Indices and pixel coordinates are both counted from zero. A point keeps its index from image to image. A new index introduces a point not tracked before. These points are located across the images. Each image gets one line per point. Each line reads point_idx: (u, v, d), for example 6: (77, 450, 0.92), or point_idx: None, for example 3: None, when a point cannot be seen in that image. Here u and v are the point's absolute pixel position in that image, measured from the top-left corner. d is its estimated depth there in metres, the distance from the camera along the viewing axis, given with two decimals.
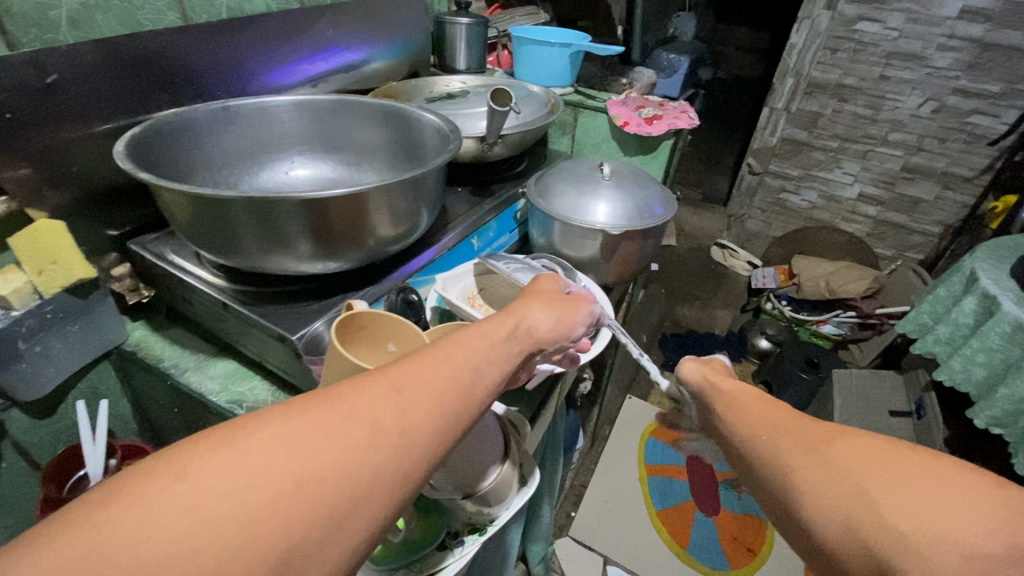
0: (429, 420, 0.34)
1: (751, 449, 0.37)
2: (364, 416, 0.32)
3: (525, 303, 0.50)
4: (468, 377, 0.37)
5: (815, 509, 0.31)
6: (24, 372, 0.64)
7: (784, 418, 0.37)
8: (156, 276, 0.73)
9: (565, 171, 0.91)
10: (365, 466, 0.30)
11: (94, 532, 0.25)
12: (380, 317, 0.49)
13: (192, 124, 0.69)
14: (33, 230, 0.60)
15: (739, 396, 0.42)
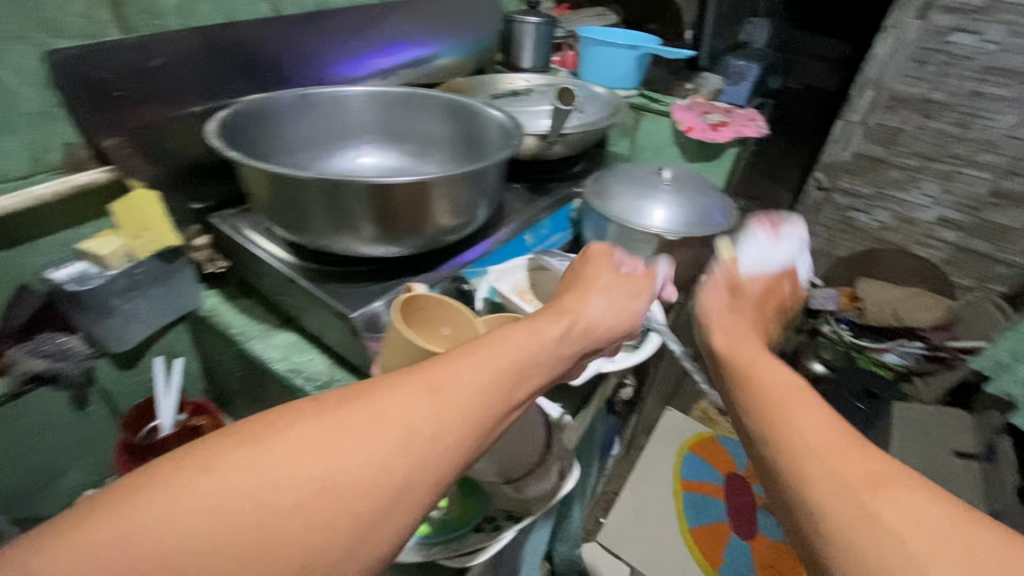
0: (458, 429, 0.35)
1: (777, 438, 0.38)
2: (395, 419, 0.34)
3: (579, 296, 0.52)
4: (502, 383, 0.38)
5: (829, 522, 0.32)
6: (114, 325, 0.70)
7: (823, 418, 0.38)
8: (230, 250, 0.78)
9: (623, 174, 0.91)
10: (391, 472, 0.32)
11: (123, 518, 0.27)
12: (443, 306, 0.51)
13: (275, 108, 0.73)
14: (133, 198, 0.68)
15: (773, 380, 0.42)
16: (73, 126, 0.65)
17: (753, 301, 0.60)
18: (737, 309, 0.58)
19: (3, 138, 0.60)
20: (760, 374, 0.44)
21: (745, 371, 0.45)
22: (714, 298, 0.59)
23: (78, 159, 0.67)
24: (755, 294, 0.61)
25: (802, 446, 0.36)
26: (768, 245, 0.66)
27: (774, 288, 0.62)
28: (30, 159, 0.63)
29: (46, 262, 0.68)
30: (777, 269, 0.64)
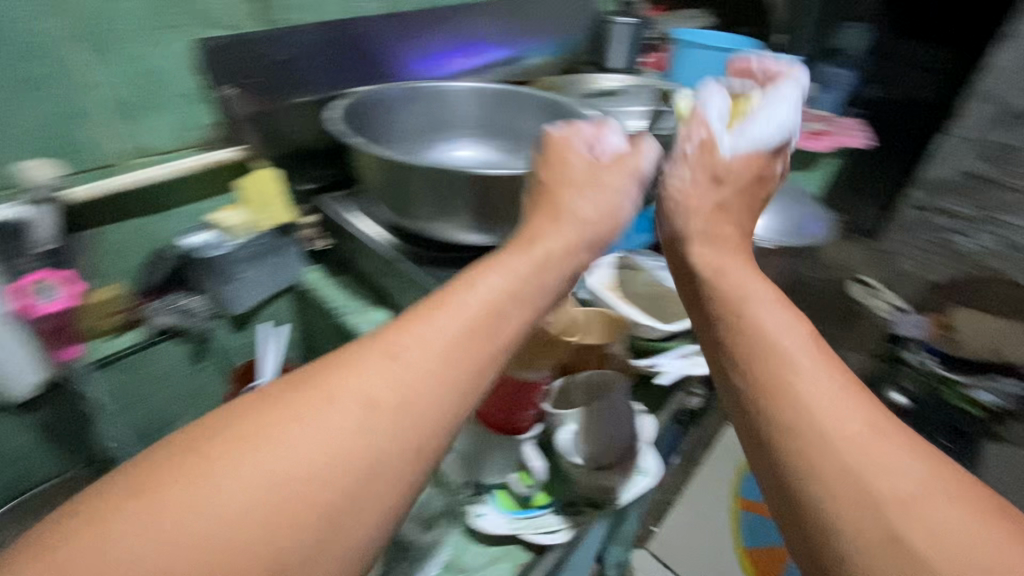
0: (415, 403, 0.37)
1: (789, 417, 0.38)
2: (350, 402, 0.35)
3: (556, 231, 0.55)
4: (457, 354, 0.40)
5: (859, 529, 0.33)
6: (235, 290, 0.76)
7: (852, 401, 0.38)
8: (334, 230, 0.84)
9: None
10: (350, 452, 0.34)
11: (59, 550, 0.28)
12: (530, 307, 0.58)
13: (384, 101, 0.78)
14: (255, 176, 0.74)
15: (792, 351, 0.42)
16: (212, 108, 0.72)
17: (735, 187, 0.61)
18: (712, 195, 0.60)
19: (158, 117, 0.68)
20: (765, 341, 0.43)
21: (750, 338, 0.44)
22: (696, 196, 0.60)
23: (214, 138, 0.74)
24: (733, 174, 0.61)
25: (820, 430, 0.37)
26: (758, 120, 0.62)
27: (755, 163, 0.61)
28: (176, 136, 0.71)
29: (183, 227, 0.76)
30: (767, 143, 0.61)
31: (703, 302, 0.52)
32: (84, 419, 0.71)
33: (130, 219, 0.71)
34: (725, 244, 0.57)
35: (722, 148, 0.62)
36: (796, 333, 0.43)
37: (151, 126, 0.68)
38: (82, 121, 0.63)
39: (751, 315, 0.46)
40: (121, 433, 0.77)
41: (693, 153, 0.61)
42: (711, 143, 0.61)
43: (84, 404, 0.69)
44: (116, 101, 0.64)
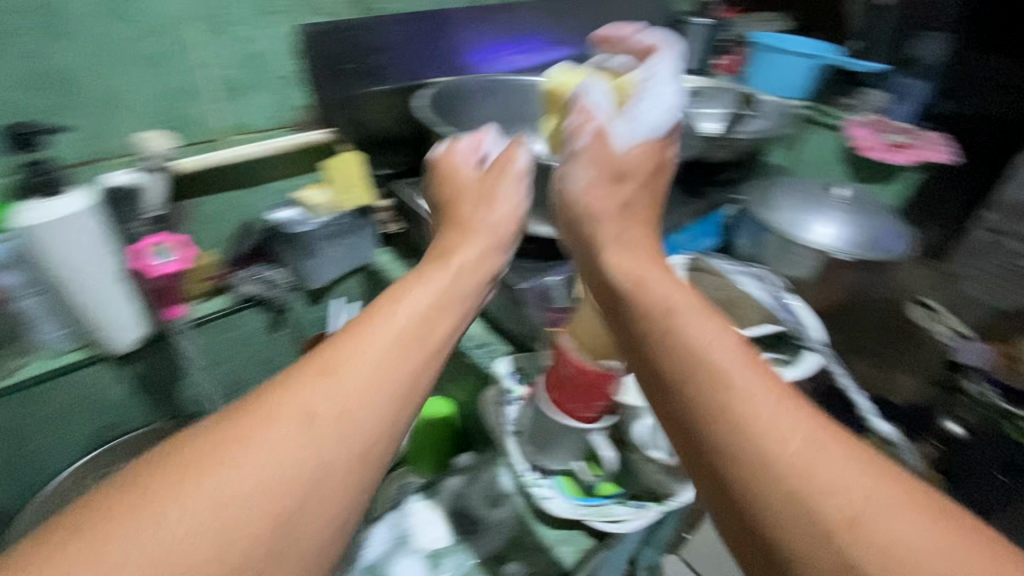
0: (367, 404, 0.37)
1: (713, 423, 0.34)
2: (299, 409, 0.35)
3: (473, 246, 0.57)
4: (404, 354, 0.41)
5: (785, 530, 0.30)
6: (313, 265, 0.80)
7: (765, 389, 0.34)
8: (406, 214, 0.87)
9: (789, 188, 0.89)
10: (300, 458, 0.34)
11: None
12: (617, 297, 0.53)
13: (462, 90, 0.83)
14: (340, 158, 0.78)
15: (725, 364, 0.36)
16: (306, 90, 0.76)
17: (636, 183, 0.59)
18: (615, 195, 0.57)
19: (259, 96, 0.72)
20: (689, 343, 0.38)
21: (664, 340, 0.39)
22: (595, 196, 0.57)
23: (305, 119, 0.78)
24: (625, 164, 0.58)
25: (750, 436, 0.32)
26: (645, 99, 0.60)
27: (648, 147, 0.59)
28: (273, 114, 0.75)
29: (270, 205, 0.80)
30: (637, 116, 0.59)
31: (620, 314, 0.45)
32: (172, 374, 0.75)
33: (224, 192, 0.75)
34: (633, 245, 0.53)
35: (617, 137, 0.60)
36: (726, 341, 0.37)
37: (252, 103, 0.72)
38: (193, 96, 0.67)
39: (677, 325, 0.39)
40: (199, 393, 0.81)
41: (585, 143, 0.59)
42: (602, 130, 0.59)
43: (176, 359, 0.74)
44: (224, 79, 0.68)
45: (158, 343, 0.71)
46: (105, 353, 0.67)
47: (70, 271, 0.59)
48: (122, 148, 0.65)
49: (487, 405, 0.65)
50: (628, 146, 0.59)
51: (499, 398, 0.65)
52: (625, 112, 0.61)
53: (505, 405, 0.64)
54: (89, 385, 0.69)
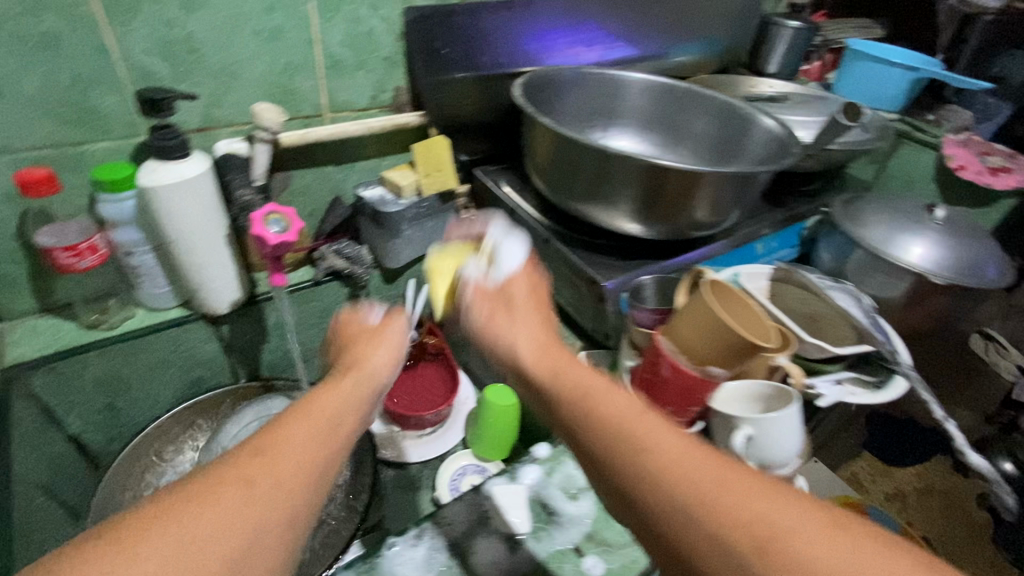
0: (302, 464, 0.36)
1: (631, 489, 0.35)
2: (233, 477, 0.34)
3: (386, 345, 0.49)
4: (333, 418, 0.40)
5: (700, 564, 0.32)
6: (395, 245, 0.82)
7: (671, 440, 0.35)
8: (486, 200, 0.87)
9: (883, 203, 0.85)
10: (236, 521, 0.32)
11: None
12: (732, 298, 0.48)
13: (558, 78, 0.83)
14: (431, 142, 0.79)
15: (648, 436, 0.36)
16: (404, 73, 0.78)
17: (525, 306, 0.49)
18: (508, 322, 0.48)
19: (360, 75, 0.74)
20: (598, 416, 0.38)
21: (577, 407, 0.40)
22: (495, 322, 0.48)
23: (398, 101, 0.80)
24: (516, 295, 0.50)
25: (659, 484, 0.34)
26: (501, 253, 0.54)
27: (518, 288, 0.50)
28: (371, 95, 0.77)
29: (363, 180, 0.83)
30: (502, 269, 0.52)
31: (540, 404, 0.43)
32: (256, 338, 0.78)
33: (318, 166, 0.78)
34: (544, 343, 0.46)
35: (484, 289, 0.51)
36: (639, 411, 0.38)
37: (353, 83, 0.74)
38: (303, 70, 0.69)
39: (595, 403, 0.39)
40: (275, 360, 0.83)
41: (474, 296, 0.51)
42: (475, 293, 0.51)
43: (261, 325, 0.77)
44: (331, 57, 0.70)
45: (249, 307, 0.74)
46: (201, 312, 0.70)
47: (183, 233, 0.61)
48: (233, 118, 0.67)
49: None
50: (509, 282, 0.51)
51: None
52: (488, 264, 0.54)
53: None
54: (183, 342, 0.71)
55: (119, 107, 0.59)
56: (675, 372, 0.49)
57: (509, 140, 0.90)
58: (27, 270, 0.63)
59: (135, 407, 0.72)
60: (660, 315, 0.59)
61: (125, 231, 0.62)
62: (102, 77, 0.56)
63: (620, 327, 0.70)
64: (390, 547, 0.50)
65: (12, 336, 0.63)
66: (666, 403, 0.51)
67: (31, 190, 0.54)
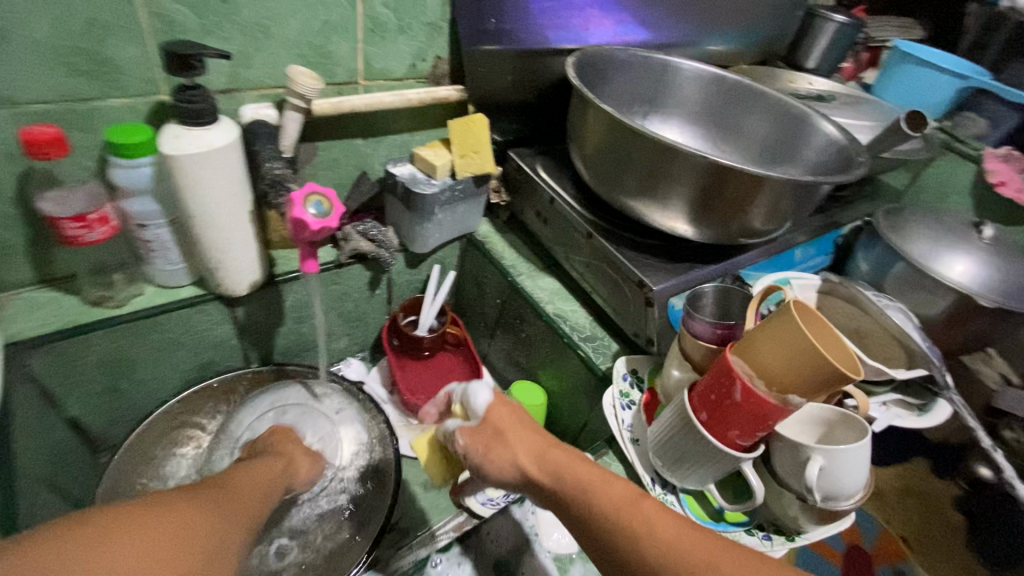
0: (251, 500, 0.45)
1: (617, 556, 0.40)
2: (205, 495, 0.41)
3: (308, 459, 0.60)
4: (270, 481, 0.51)
5: None
6: (424, 229, 0.76)
7: (666, 527, 0.39)
8: (520, 186, 0.82)
9: (929, 218, 0.83)
10: (214, 521, 0.38)
11: None
12: (824, 327, 0.44)
13: (610, 58, 0.78)
14: (470, 119, 0.71)
15: (620, 507, 0.41)
16: (447, 43, 0.71)
17: (514, 438, 0.46)
18: (492, 444, 0.46)
19: (399, 41, 0.67)
20: (600, 510, 0.41)
21: (579, 504, 0.42)
22: (479, 440, 0.46)
23: (437, 73, 0.73)
24: (502, 424, 0.47)
25: (642, 558, 0.38)
26: (475, 399, 0.48)
27: (504, 421, 0.47)
28: (410, 64, 0.70)
29: (391, 156, 0.77)
30: (474, 409, 0.48)
31: (524, 488, 0.45)
32: (272, 320, 0.73)
33: (346, 138, 0.72)
34: (529, 441, 0.46)
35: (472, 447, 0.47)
36: (610, 487, 0.42)
37: (392, 49, 0.67)
38: (341, 32, 0.62)
39: (573, 478, 0.43)
40: (290, 344, 0.78)
41: (464, 443, 0.47)
42: (464, 438, 0.47)
43: (278, 307, 0.72)
44: (372, 18, 0.63)
45: (267, 288, 0.68)
46: (217, 293, 0.64)
47: (206, 209, 0.55)
48: (262, 81, 0.60)
49: (606, 408, 0.63)
50: (487, 415, 0.47)
51: (618, 401, 0.63)
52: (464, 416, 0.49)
53: (623, 409, 0.63)
54: (195, 323, 0.66)
55: (139, 60, 0.52)
56: (748, 397, 0.46)
57: (547, 122, 0.85)
58: (28, 237, 0.57)
59: (140, 390, 0.67)
60: (722, 331, 0.56)
61: (139, 201, 0.55)
62: (120, 24, 0.50)
63: (665, 332, 0.66)
64: (433, 565, 0.48)
65: (8, 311, 0.58)
66: (732, 427, 0.48)
67: (35, 151, 0.47)
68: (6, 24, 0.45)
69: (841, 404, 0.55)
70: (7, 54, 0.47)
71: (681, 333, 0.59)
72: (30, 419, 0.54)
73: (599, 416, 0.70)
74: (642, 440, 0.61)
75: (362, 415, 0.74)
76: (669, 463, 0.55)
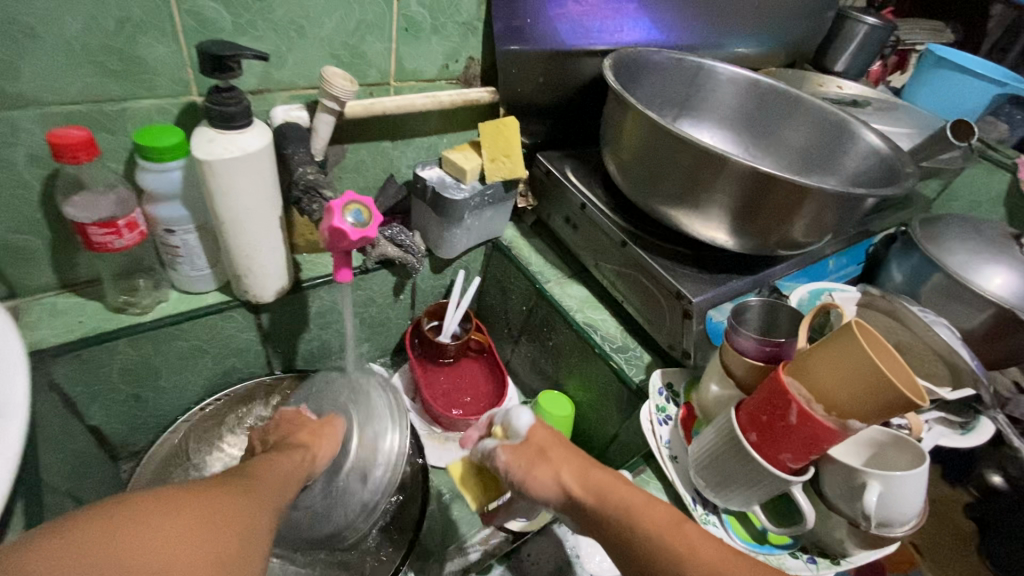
0: (278, 488, 0.39)
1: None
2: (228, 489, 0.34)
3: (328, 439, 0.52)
4: (297, 470, 0.44)
5: None
6: (452, 234, 0.74)
7: (708, 552, 0.36)
8: (549, 190, 0.80)
9: (967, 229, 0.81)
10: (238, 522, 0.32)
11: None
12: (885, 348, 0.42)
13: (645, 59, 0.75)
14: (502, 123, 0.69)
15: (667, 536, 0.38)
16: (480, 43, 0.69)
17: (553, 457, 0.43)
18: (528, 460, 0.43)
19: (432, 41, 0.65)
20: (641, 535, 0.38)
21: (619, 525, 0.39)
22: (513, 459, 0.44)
23: (468, 74, 0.71)
24: (544, 442, 0.45)
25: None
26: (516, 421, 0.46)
27: (548, 441, 0.45)
28: (442, 64, 0.68)
29: (419, 159, 0.75)
30: (516, 428, 0.45)
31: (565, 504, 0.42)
32: (296, 327, 0.71)
33: (374, 141, 0.70)
34: (571, 459, 0.43)
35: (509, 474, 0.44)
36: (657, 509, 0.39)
37: (425, 49, 0.65)
38: (375, 31, 0.61)
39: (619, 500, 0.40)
40: (313, 349, 0.76)
41: (504, 459, 0.44)
42: (504, 456, 0.44)
43: (303, 312, 0.70)
44: (406, 18, 0.62)
45: (293, 295, 0.67)
46: (245, 300, 0.62)
47: (236, 213, 0.53)
48: (293, 82, 0.59)
49: (643, 423, 0.61)
50: (531, 435, 0.45)
51: (655, 416, 0.61)
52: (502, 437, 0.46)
53: (660, 424, 0.61)
54: (221, 330, 0.64)
55: (170, 59, 0.51)
56: (805, 420, 0.44)
57: (576, 125, 0.82)
58: (52, 242, 0.55)
59: (162, 396, 0.66)
60: (769, 348, 0.53)
61: (168, 206, 0.54)
62: (153, 22, 0.49)
63: (703, 345, 0.65)
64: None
65: (30, 316, 0.56)
66: (783, 450, 0.47)
67: (66, 155, 0.45)
68: (37, 22, 0.44)
69: (892, 424, 0.53)
70: (36, 52, 0.45)
71: (723, 347, 0.58)
72: (53, 428, 0.53)
73: (630, 429, 0.69)
74: (680, 457, 0.59)
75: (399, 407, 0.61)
76: (713, 483, 0.53)
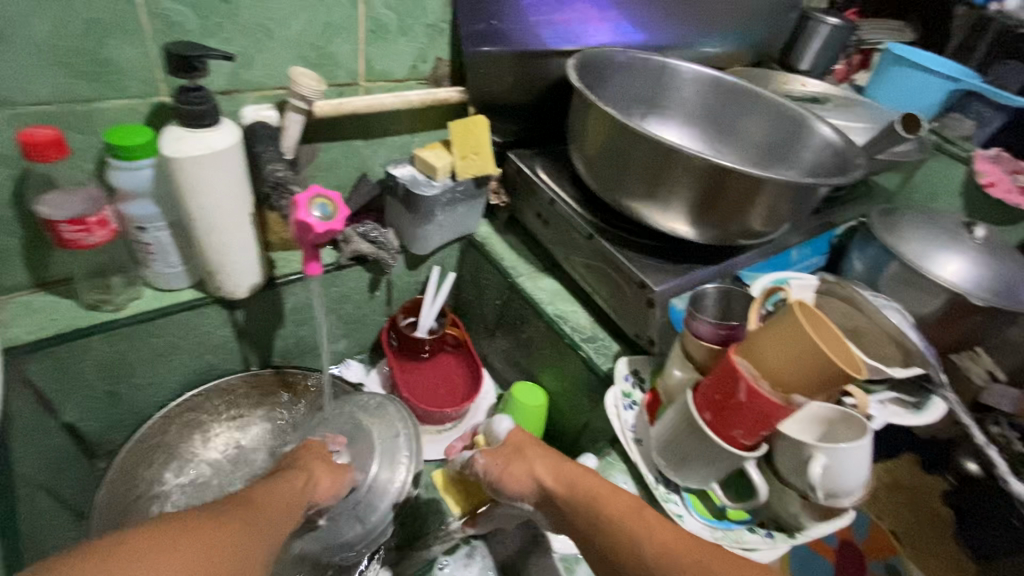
0: (272, 516, 0.43)
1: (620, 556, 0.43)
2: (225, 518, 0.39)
3: (332, 474, 0.55)
4: (292, 500, 0.47)
5: None
6: (424, 231, 0.76)
7: (662, 532, 0.43)
8: (520, 187, 0.81)
9: (923, 219, 0.84)
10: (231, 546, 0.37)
11: None
12: (825, 327, 0.45)
13: (610, 59, 0.78)
14: (472, 121, 0.71)
15: (623, 515, 0.45)
16: (448, 44, 0.71)
17: (524, 453, 0.52)
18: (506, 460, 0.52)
19: (400, 42, 0.67)
20: (606, 514, 0.45)
21: (588, 512, 0.46)
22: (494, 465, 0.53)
23: (437, 74, 0.73)
24: (521, 443, 0.54)
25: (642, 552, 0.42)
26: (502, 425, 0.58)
27: (524, 443, 0.54)
28: (411, 65, 0.70)
29: (391, 158, 0.77)
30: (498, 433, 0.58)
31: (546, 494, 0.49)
32: (273, 323, 0.72)
33: (344, 140, 0.72)
34: (537, 454, 0.52)
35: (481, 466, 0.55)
36: (617, 497, 0.46)
37: (393, 50, 0.67)
38: (342, 33, 0.63)
39: (590, 490, 0.47)
40: (291, 346, 0.77)
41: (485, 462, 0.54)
42: (486, 460, 0.54)
43: (279, 308, 0.71)
44: (372, 20, 0.64)
45: (268, 291, 0.68)
46: (219, 296, 0.64)
47: (206, 213, 0.55)
48: (261, 83, 0.61)
49: (608, 408, 0.64)
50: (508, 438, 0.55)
51: (620, 402, 0.64)
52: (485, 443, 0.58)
53: (625, 409, 0.64)
54: (196, 326, 0.65)
55: (139, 60, 0.53)
56: (752, 397, 0.46)
57: (545, 124, 0.84)
58: (26, 239, 0.56)
59: (141, 392, 0.67)
60: (724, 331, 0.57)
61: (139, 204, 0.55)
62: (121, 25, 0.50)
63: (666, 332, 0.67)
64: (441, 567, 0.54)
65: (5, 315, 0.57)
66: (734, 427, 0.49)
67: (36, 154, 0.47)
68: (5, 25, 0.46)
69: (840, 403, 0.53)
70: (6, 53, 0.47)
71: (682, 333, 0.60)
72: (28, 424, 0.54)
73: (600, 415, 0.71)
74: (644, 440, 0.62)
75: (365, 415, 0.66)
76: (672, 462, 0.56)
